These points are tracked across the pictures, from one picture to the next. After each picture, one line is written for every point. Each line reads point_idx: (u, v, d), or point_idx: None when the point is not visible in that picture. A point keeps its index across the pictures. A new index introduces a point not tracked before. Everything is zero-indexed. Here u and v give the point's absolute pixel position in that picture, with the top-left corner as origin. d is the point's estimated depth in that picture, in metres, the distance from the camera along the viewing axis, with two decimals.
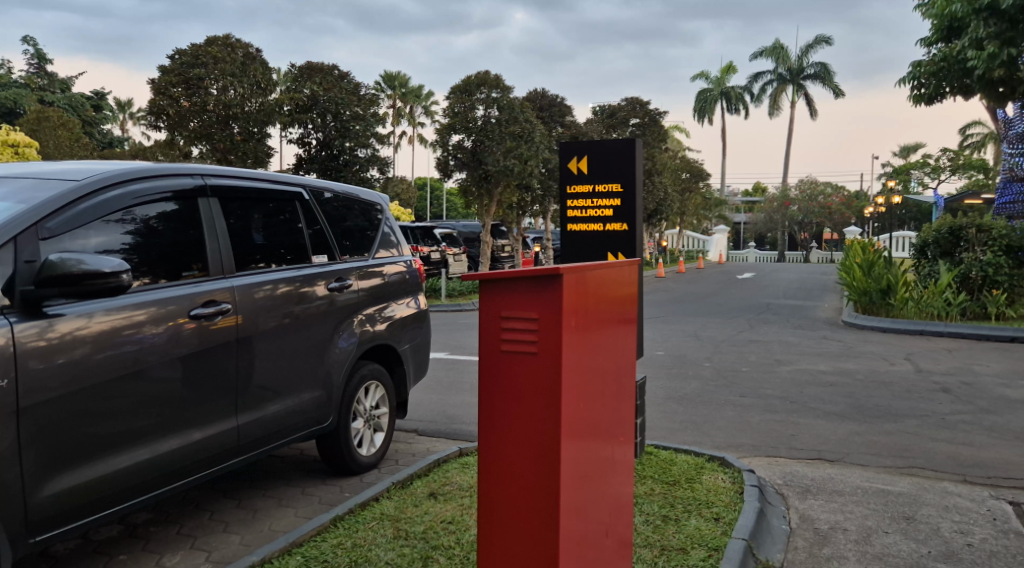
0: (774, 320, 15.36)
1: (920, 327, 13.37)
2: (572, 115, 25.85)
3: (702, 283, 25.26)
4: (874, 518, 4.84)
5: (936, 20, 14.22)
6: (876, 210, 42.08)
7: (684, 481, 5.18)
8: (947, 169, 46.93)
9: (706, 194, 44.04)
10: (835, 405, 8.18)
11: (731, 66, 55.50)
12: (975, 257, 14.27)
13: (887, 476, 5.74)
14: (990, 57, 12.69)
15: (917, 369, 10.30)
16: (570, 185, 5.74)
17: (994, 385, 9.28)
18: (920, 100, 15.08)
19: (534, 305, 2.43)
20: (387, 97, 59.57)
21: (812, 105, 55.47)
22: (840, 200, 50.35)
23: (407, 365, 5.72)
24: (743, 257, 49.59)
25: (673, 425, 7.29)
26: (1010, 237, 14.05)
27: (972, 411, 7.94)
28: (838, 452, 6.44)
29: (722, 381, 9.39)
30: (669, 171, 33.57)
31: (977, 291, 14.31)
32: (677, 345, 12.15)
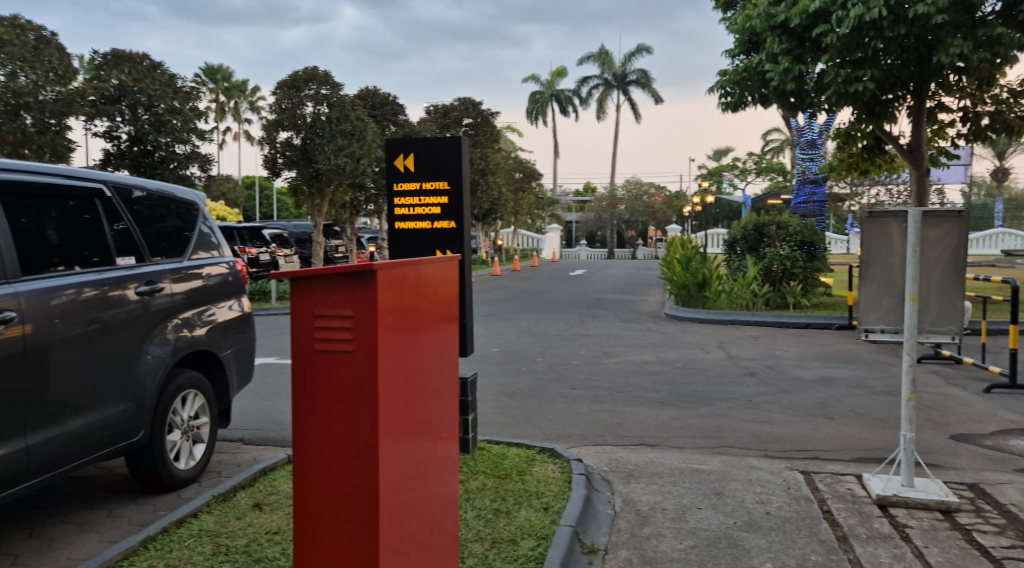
0: (602, 315, 16.01)
1: (732, 317, 14.41)
2: (404, 114, 25.66)
3: (536, 281, 25.87)
4: (689, 496, 5.16)
5: (738, 34, 15.24)
6: (694, 209, 44.77)
7: (515, 474, 5.29)
8: (754, 171, 50.76)
9: (538, 194, 45.05)
10: (656, 393, 8.65)
11: (560, 70, 57.20)
12: (776, 251, 15.59)
13: (701, 457, 6.14)
14: (784, 72, 14.05)
15: (728, 356, 11.09)
16: (397, 183, 5.68)
17: (792, 367, 10.18)
18: (727, 108, 16.14)
19: (349, 303, 2.40)
20: (209, 90, 56.20)
21: (636, 109, 58.28)
22: (662, 199, 53.29)
23: (229, 372, 5.47)
24: (575, 255, 51.16)
25: (506, 420, 7.42)
26: (804, 233, 15.45)
27: (774, 392, 8.68)
28: (659, 437, 6.81)
29: (553, 374, 9.69)
30: (503, 172, 34.14)
31: (779, 282, 15.65)
32: (512, 342, 12.35)
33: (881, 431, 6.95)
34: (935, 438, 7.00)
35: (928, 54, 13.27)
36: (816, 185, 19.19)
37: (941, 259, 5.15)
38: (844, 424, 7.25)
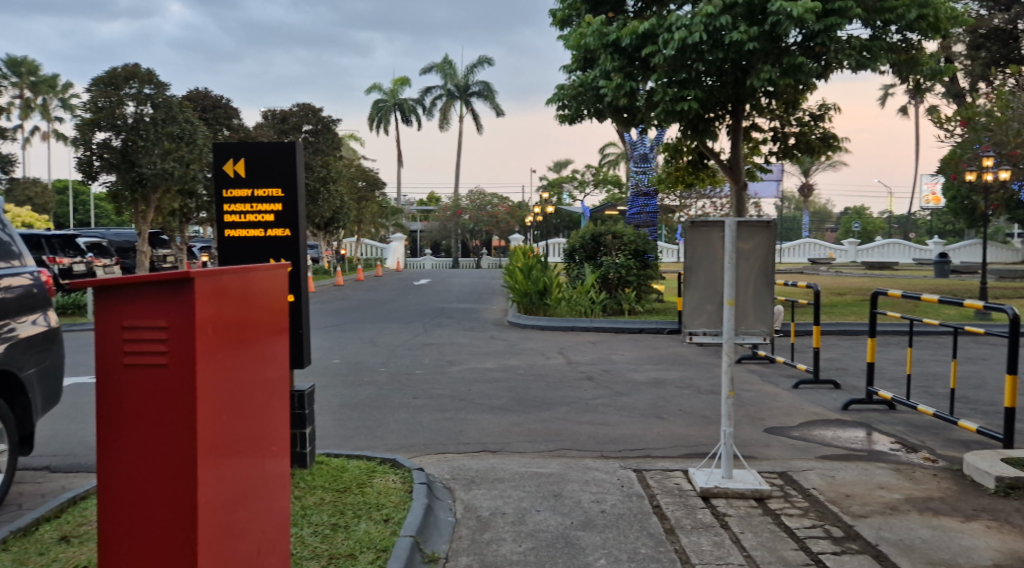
0: (446, 324, 16.01)
1: (571, 323, 14.86)
2: (238, 118, 24.62)
3: (379, 290, 25.57)
4: (528, 499, 5.26)
5: (574, 51, 15.77)
6: (535, 219, 45.77)
7: (354, 487, 5.18)
8: (591, 183, 52.68)
9: (381, 203, 44.46)
10: (498, 400, 8.75)
11: (402, 78, 56.95)
12: (612, 260, 16.22)
13: (540, 460, 6.28)
14: (616, 87, 14.69)
15: (567, 361, 11.42)
16: (226, 189, 5.43)
17: (626, 371, 10.63)
18: (564, 120, 16.68)
19: (164, 314, 2.26)
20: (14, 86, 51.30)
21: (478, 120, 59.02)
22: (505, 210, 54.12)
23: (32, 395, 5.01)
24: (420, 265, 50.89)
25: (346, 432, 7.26)
26: (637, 242, 16.33)
27: (609, 394, 9.03)
28: (500, 443, 6.89)
29: (396, 384, 9.57)
30: (345, 180, 33.51)
31: (615, 289, 16.32)
32: (353, 353, 12.10)
33: (706, 428, 7.38)
34: (752, 432, 7.52)
35: (743, 77, 14.30)
36: (648, 197, 20.22)
37: (756, 266, 5.53)
38: (672, 422, 7.64)
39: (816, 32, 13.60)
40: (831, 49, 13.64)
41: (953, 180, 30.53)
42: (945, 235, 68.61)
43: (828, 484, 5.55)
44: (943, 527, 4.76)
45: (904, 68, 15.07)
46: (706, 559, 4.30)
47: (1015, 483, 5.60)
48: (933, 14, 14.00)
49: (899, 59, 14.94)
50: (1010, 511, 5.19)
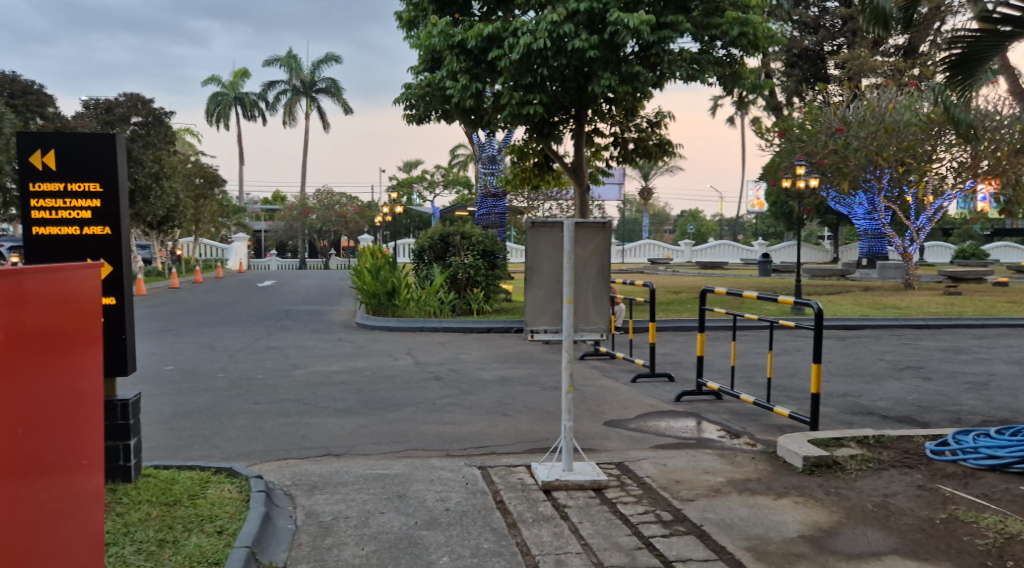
0: (291, 326, 15.50)
1: (421, 323, 14.79)
2: (54, 108, 22.77)
3: (218, 292, 24.41)
4: (371, 501, 5.18)
5: (421, 51, 15.73)
6: (384, 220, 45.21)
7: (185, 499, 4.92)
8: (441, 184, 52.72)
9: (221, 202, 42.40)
10: (343, 402, 8.57)
11: (243, 71, 54.68)
12: (461, 260, 16.31)
13: (385, 461, 6.21)
14: (463, 88, 14.79)
15: (415, 362, 11.37)
16: (33, 183, 4.98)
17: (474, 370, 10.71)
18: (412, 119, 16.66)
19: None
20: None
21: (325, 117, 57.64)
22: (354, 209, 53.07)
23: None
24: (264, 266, 49.04)
25: (178, 442, 6.86)
26: (485, 243, 16.50)
27: (456, 393, 9.07)
28: (344, 446, 6.75)
29: (235, 390, 9.16)
30: (181, 177, 31.70)
31: (463, 289, 16.43)
32: (188, 358, 11.46)
33: (548, 423, 7.57)
34: (592, 425, 7.78)
35: (584, 83, 14.83)
36: (496, 199, 20.52)
37: (593, 266, 5.74)
38: (517, 419, 7.78)
39: (651, 44, 14.29)
40: (665, 60, 14.38)
41: (775, 185, 32.98)
42: (770, 237, 73.92)
43: (660, 472, 5.85)
44: (759, 505, 5.13)
45: (728, 82, 16.12)
46: (546, 550, 4.40)
47: (820, 461, 6.13)
48: (753, 32, 15.05)
49: (724, 73, 15.97)
50: (815, 486, 5.67)
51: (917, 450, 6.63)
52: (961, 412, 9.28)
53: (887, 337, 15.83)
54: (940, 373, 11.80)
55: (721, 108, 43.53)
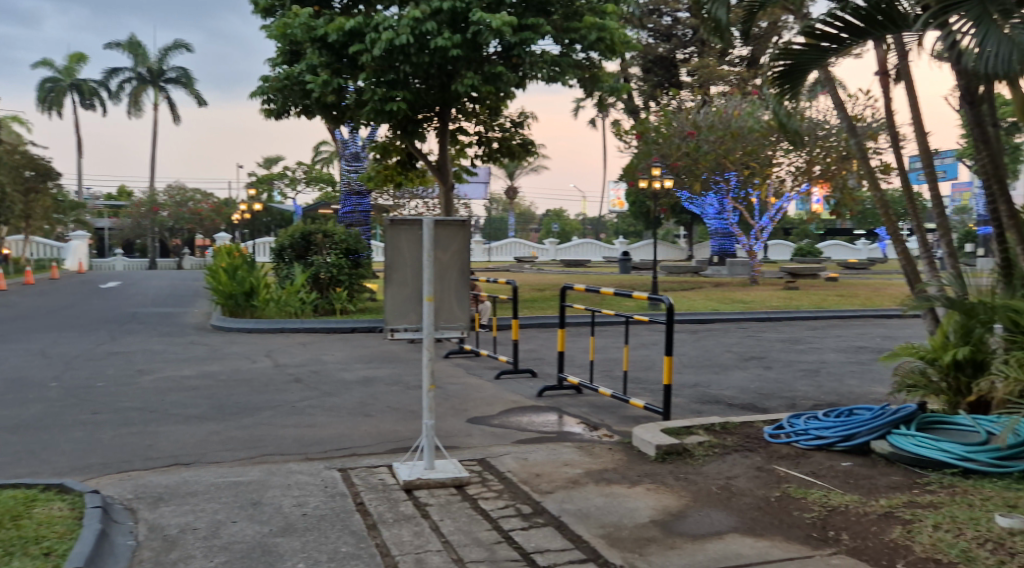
0: (138, 330, 14.60)
1: (281, 324, 14.33)
2: None
3: (55, 295, 22.68)
4: (223, 511, 4.96)
5: (279, 43, 15.23)
6: (242, 217, 43.45)
7: (8, 520, 4.52)
8: (302, 181, 51.29)
9: (58, 197, 39.41)
10: (194, 409, 8.17)
11: (81, 57, 51.05)
12: (323, 259, 15.94)
13: (239, 468, 5.97)
14: (323, 83, 14.45)
15: (274, 364, 10.99)
16: None
17: (335, 371, 10.48)
18: (269, 114, 16.12)
19: None
20: None
21: (175, 109, 54.76)
22: (209, 206, 50.67)
23: None
24: (109, 266, 46.01)
25: (4, 459, 6.30)
26: (348, 242, 16.20)
27: (316, 395, 8.84)
28: (194, 454, 6.43)
29: (72, 400, 8.52)
30: (9, 170, 29.16)
31: (326, 289, 16.09)
32: (18, 367, 10.56)
33: (411, 422, 7.52)
34: (455, 423, 7.79)
35: (448, 82, 14.84)
36: (361, 196, 20.19)
37: (453, 266, 5.75)
38: (379, 419, 7.68)
39: (513, 45, 14.49)
40: (526, 62, 14.61)
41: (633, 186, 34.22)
42: (630, 236, 76.61)
43: (521, 466, 5.93)
44: (614, 494, 5.30)
45: (588, 84, 16.58)
46: (405, 549, 4.37)
47: (670, 449, 6.41)
48: (609, 37, 15.52)
49: (583, 75, 16.41)
50: (666, 473, 5.93)
51: (757, 435, 7.07)
52: (796, 397, 9.96)
53: (734, 330, 16.76)
54: (780, 362, 12.64)
55: (581, 110, 44.68)
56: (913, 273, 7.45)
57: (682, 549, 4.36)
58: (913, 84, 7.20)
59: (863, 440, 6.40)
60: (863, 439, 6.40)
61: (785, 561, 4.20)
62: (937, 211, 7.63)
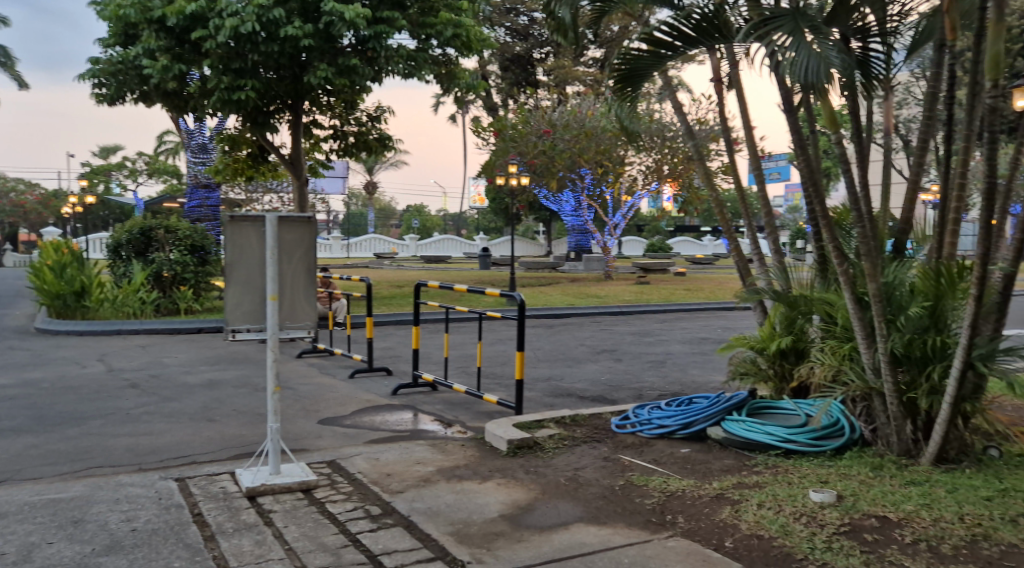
0: None
1: (117, 325, 13.43)
2: None
3: None
4: (38, 532, 4.59)
5: (111, 24, 14.24)
6: (75, 211, 40.37)
7: None
8: (143, 173, 48.28)
9: None
10: (11, 421, 7.51)
11: None
12: (165, 256, 15.08)
13: (61, 484, 5.54)
14: (162, 68, 13.63)
15: (107, 369, 10.28)
16: None
17: (177, 374, 9.94)
18: (100, 99, 15.05)
19: None
20: None
21: None
22: (36, 199, 46.72)
23: None
24: None
25: None
26: (193, 238, 15.24)
27: (154, 401, 8.36)
28: (8, 471, 5.92)
29: None
30: None
31: (168, 288, 15.24)
32: None
33: (257, 426, 7.26)
34: (305, 424, 7.59)
35: (300, 72, 14.40)
36: (209, 189, 19.26)
37: (299, 263, 5.59)
38: (223, 424, 7.36)
39: (368, 37, 14.24)
40: (381, 55, 14.40)
41: (491, 183, 34.56)
42: (490, 233, 77.37)
43: (371, 467, 5.85)
44: (464, 490, 5.34)
45: (444, 80, 16.56)
46: (244, 560, 4.21)
47: (521, 443, 6.53)
48: (465, 34, 15.58)
49: (440, 71, 16.39)
50: (516, 467, 6.03)
51: (604, 425, 7.33)
52: (643, 388, 10.39)
53: (587, 324, 17.26)
54: (629, 355, 13.15)
55: (441, 105, 44.59)
56: (744, 269, 7.86)
57: (528, 542, 4.45)
58: (744, 91, 7.67)
59: (699, 427, 6.78)
60: (700, 426, 6.77)
61: (624, 547, 4.37)
62: (765, 211, 8.16)
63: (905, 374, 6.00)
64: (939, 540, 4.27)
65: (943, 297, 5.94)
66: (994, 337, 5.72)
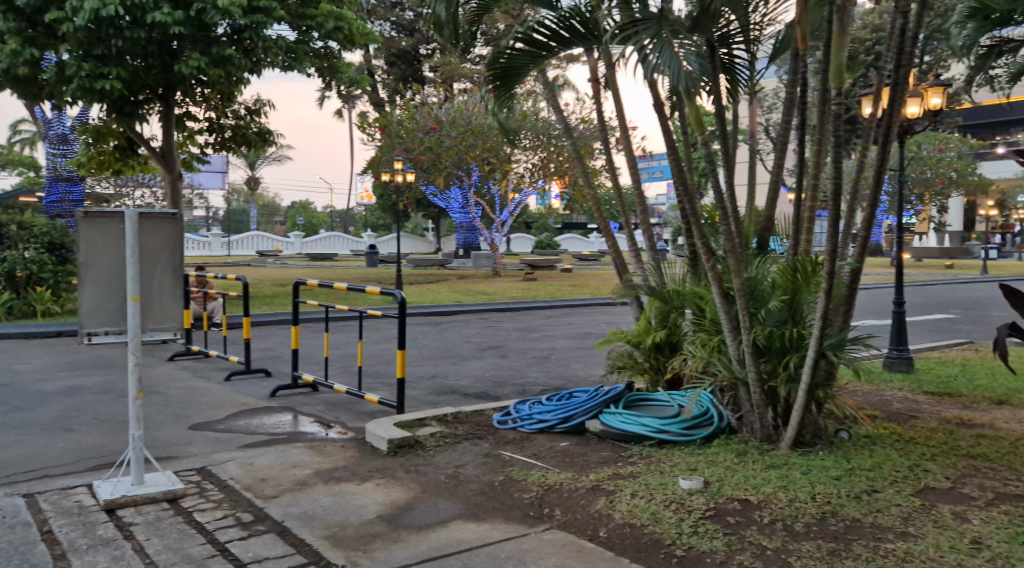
0: None
1: None
2: None
3: None
4: None
5: None
6: None
7: None
8: None
9: None
10: None
11: None
12: (19, 254, 14.05)
13: None
14: (13, 53, 12.70)
15: None
16: None
17: (32, 382, 9.29)
18: None
19: None
20: None
21: None
22: None
23: None
24: None
25: None
26: (52, 234, 14.35)
27: (3, 411, 7.78)
28: None
29: None
30: None
31: (23, 289, 14.22)
32: None
33: (120, 434, 6.88)
34: (174, 430, 7.26)
35: (171, 62, 13.70)
36: (71, 183, 18.10)
37: (162, 261, 5.34)
38: (82, 433, 6.93)
39: (244, 27, 13.76)
40: (259, 46, 13.94)
41: (377, 179, 34.11)
42: (377, 230, 76.32)
43: (244, 472, 5.66)
44: (342, 492, 5.24)
45: (326, 74, 16.20)
46: None
47: (402, 442, 6.47)
48: (348, 27, 15.31)
49: (322, 65, 16.02)
50: (396, 467, 5.97)
51: (486, 422, 7.37)
52: (526, 384, 10.51)
53: (474, 320, 17.31)
54: (514, 351, 13.27)
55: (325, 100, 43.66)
56: (622, 265, 8.08)
57: (405, 542, 4.42)
58: (619, 93, 7.89)
59: (578, 421, 6.91)
60: (578, 420, 6.91)
61: (501, 541, 4.41)
62: (641, 209, 8.42)
63: (766, 364, 6.34)
64: (794, 519, 4.53)
65: (799, 291, 6.31)
66: (844, 327, 6.13)
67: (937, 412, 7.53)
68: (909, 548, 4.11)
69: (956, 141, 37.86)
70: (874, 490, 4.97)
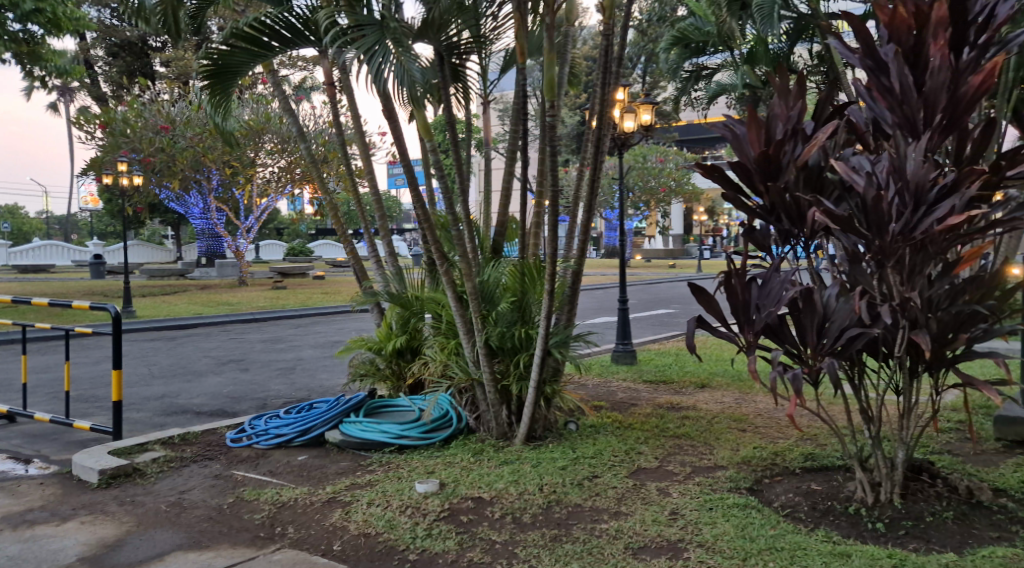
0: None
1: None
2: None
3: None
4: None
5: None
6: None
7: None
8: None
9: None
10: None
11: None
12: None
13: None
14: None
15: None
16: None
17: None
18: None
19: None
20: None
21: None
22: None
23: None
24: None
25: None
26: None
27: None
28: None
29: None
30: None
31: None
32: None
33: None
34: None
35: None
36: None
37: None
38: None
39: None
40: None
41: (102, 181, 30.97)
42: (105, 237, 69.29)
43: None
44: (37, 537, 4.66)
45: (26, 61, 14.33)
46: None
47: (116, 473, 5.88)
48: (51, 10, 13.69)
49: (20, 51, 14.16)
50: (107, 500, 5.42)
51: (218, 441, 6.94)
52: (268, 398, 10.04)
53: (215, 333, 16.28)
54: (256, 363, 12.65)
55: (36, 91, 38.81)
56: (361, 271, 7.99)
57: None
58: (354, 99, 7.81)
59: (317, 433, 6.73)
60: (317, 432, 6.72)
61: None
62: (381, 215, 8.39)
63: (499, 364, 6.59)
64: (522, 511, 4.74)
65: (527, 292, 6.65)
66: (568, 325, 6.55)
67: (652, 399, 8.28)
68: (620, 525, 4.47)
69: (675, 153, 41.92)
70: (594, 476, 5.35)
